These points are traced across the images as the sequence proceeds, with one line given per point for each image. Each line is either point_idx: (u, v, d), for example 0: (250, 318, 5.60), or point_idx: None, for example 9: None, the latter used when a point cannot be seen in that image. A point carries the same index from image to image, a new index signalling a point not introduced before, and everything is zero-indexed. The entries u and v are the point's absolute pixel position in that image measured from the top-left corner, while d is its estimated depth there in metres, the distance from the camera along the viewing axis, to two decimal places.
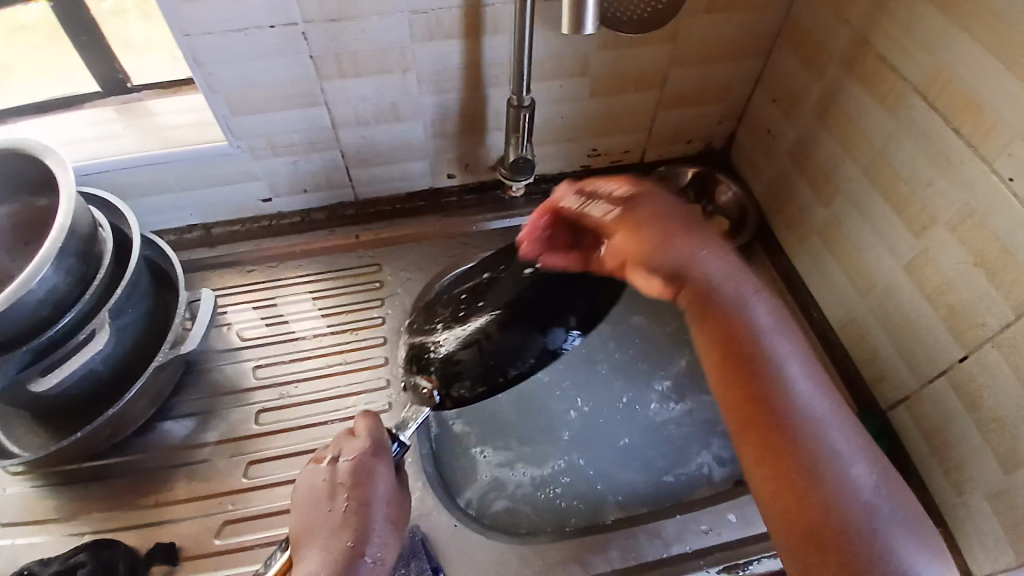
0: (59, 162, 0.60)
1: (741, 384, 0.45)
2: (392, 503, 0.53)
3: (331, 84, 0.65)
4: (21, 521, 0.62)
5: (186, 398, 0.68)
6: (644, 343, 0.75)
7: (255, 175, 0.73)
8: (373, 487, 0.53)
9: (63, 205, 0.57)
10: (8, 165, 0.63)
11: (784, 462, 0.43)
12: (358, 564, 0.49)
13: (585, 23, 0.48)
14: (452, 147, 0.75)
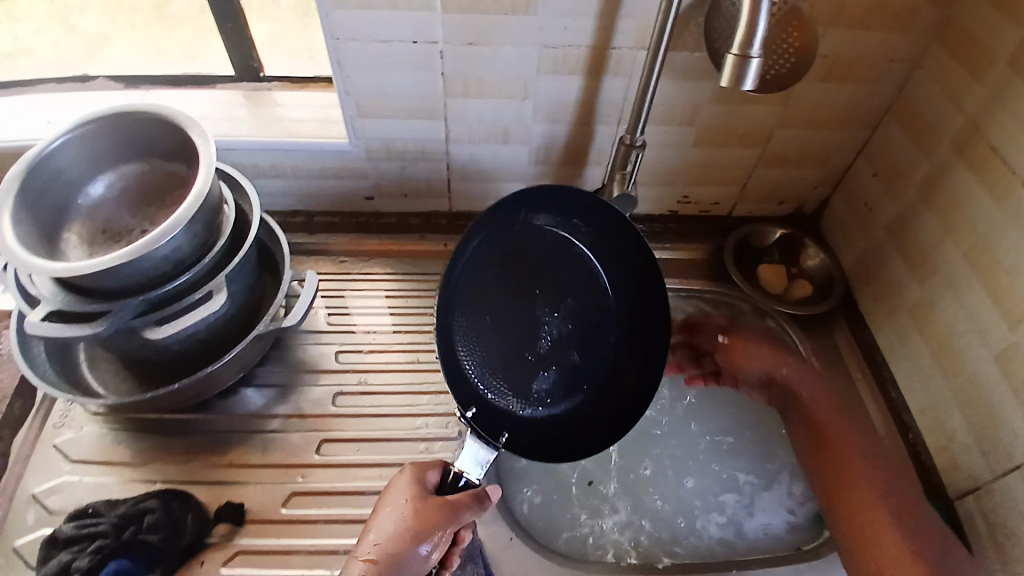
0: (202, 134, 0.65)
1: (892, 486, 0.58)
2: (420, 512, 0.53)
3: (454, 101, 0.70)
4: (97, 460, 0.65)
5: (269, 369, 0.72)
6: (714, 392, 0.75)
7: (363, 174, 0.78)
8: (392, 503, 0.53)
9: (202, 175, 0.62)
10: (146, 128, 0.68)
11: (903, 517, 0.56)
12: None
13: (744, 79, 0.50)
14: (551, 175, 0.78)
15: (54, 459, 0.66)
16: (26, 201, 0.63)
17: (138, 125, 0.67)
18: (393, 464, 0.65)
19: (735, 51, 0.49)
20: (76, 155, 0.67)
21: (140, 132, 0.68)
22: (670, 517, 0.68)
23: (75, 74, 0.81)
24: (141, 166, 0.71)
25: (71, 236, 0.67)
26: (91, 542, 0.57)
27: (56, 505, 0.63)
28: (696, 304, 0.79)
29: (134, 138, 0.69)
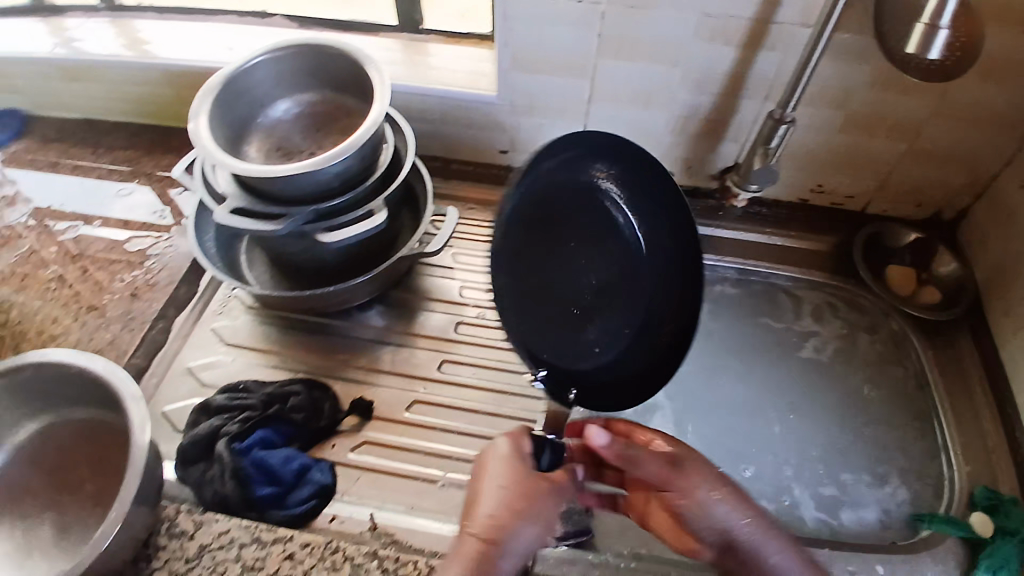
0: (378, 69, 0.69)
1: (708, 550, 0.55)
2: (512, 489, 0.51)
3: (603, 63, 0.73)
4: (249, 346, 0.73)
5: (401, 292, 0.78)
6: (822, 381, 0.75)
7: (502, 127, 0.81)
8: (484, 482, 0.52)
9: (376, 108, 0.66)
10: (328, 61, 0.73)
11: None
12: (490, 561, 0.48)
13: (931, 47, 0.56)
14: (685, 146, 0.80)
15: (212, 340, 0.73)
16: (218, 111, 0.69)
17: (323, 58, 0.73)
18: (506, 393, 0.70)
19: (924, 21, 0.55)
20: (265, 76, 0.73)
21: (322, 64, 0.74)
22: (769, 493, 0.68)
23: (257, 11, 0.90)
24: (316, 97, 0.77)
25: (249, 148, 0.73)
26: (238, 412, 0.63)
27: (207, 378, 0.70)
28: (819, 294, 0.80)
29: (316, 68, 0.75)
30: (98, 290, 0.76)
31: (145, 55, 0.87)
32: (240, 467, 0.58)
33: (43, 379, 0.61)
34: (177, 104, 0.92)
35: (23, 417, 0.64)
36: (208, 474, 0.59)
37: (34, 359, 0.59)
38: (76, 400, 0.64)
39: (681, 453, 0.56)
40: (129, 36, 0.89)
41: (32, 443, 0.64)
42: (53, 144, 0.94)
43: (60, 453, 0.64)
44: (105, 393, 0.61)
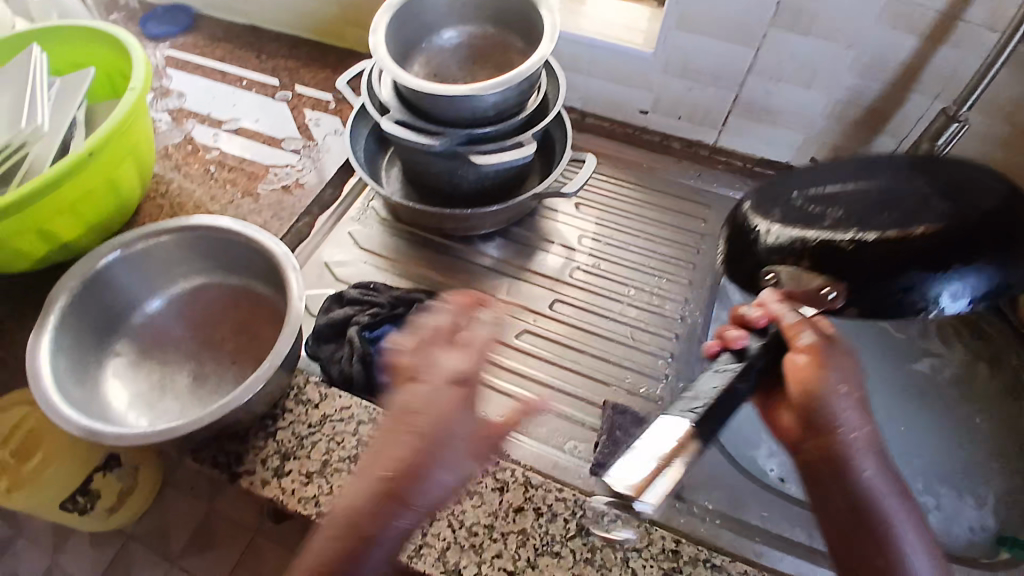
0: (548, 6, 0.70)
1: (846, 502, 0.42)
2: (422, 423, 0.47)
3: (775, 33, 0.71)
4: (378, 254, 0.78)
5: (523, 230, 0.81)
6: (930, 395, 0.74)
7: (649, 87, 0.82)
8: (370, 484, 0.46)
9: (545, 40, 0.67)
10: None
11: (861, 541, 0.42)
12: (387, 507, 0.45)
13: None
14: (836, 133, 0.79)
15: (348, 242, 0.79)
16: (395, 30, 0.72)
17: None
18: (613, 341, 0.71)
19: None
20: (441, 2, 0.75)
21: None
22: None
23: None
24: (476, 29, 0.79)
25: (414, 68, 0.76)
26: (368, 308, 0.68)
27: (342, 275, 0.76)
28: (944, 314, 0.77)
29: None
30: (251, 180, 0.82)
31: None
32: (369, 354, 0.64)
33: (209, 241, 0.68)
34: (338, 22, 0.98)
35: (181, 274, 0.71)
36: (338, 354, 0.65)
37: (207, 220, 0.66)
38: (226, 267, 0.70)
39: (835, 340, 0.48)
40: None
41: (183, 298, 0.71)
42: (222, 44, 1.02)
43: (206, 312, 0.71)
44: (261, 265, 0.68)
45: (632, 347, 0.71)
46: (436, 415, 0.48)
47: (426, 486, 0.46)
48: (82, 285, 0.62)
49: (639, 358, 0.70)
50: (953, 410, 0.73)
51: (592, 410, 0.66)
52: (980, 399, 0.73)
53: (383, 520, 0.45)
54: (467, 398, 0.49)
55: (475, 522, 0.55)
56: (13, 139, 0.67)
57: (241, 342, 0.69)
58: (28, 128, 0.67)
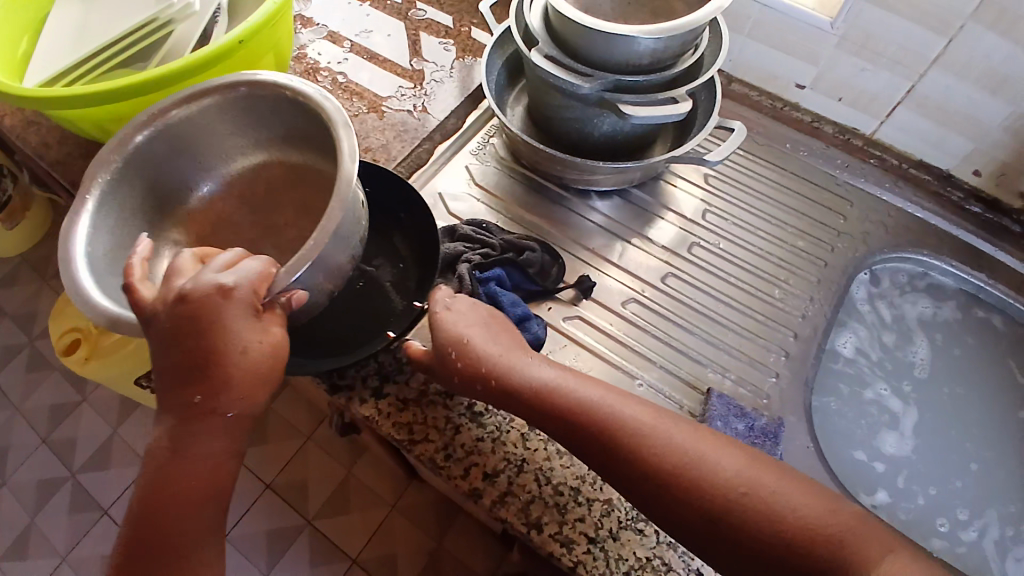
0: None
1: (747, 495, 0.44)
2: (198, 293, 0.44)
3: (974, 26, 0.63)
4: (492, 193, 0.76)
5: (643, 193, 0.76)
6: None
7: (815, 59, 0.74)
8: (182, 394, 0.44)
9: None
10: None
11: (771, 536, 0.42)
12: (170, 391, 0.45)
13: None
14: (1011, 150, 0.69)
15: (463, 176, 0.77)
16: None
17: None
18: (723, 325, 0.67)
19: None
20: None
21: None
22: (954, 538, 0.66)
23: None
24: None
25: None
26: (480, 247, 0.67)
27: (454, 209, 0.74)
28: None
29: None
30: (377, 97, 0.80)
31: None
32: (477, 294, 0.62)
33: (256, 103, 0.59)
34: None
35: (229, 155, 0.63)
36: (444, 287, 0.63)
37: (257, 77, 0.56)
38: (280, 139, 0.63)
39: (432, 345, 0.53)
40: None
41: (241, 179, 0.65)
42: None
43: (265, 193, 0.64)
44: (319, 136, 0.60)
45: (743, 338, 0.67)
46: (207, 306, 0.44)
47: (230, 401, 0.44)
48: (126, 158, 0.55)
49: (750, 349, 0.66)
50: None
51: (690, 394, 0.62)
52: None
53: (205, 440, 0.45)
54: (242, 308, 0.45)
55: (562, 481, 0.54)
56: (162, 13, 0.67)
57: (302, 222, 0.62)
58: (179, 4, 0.67)
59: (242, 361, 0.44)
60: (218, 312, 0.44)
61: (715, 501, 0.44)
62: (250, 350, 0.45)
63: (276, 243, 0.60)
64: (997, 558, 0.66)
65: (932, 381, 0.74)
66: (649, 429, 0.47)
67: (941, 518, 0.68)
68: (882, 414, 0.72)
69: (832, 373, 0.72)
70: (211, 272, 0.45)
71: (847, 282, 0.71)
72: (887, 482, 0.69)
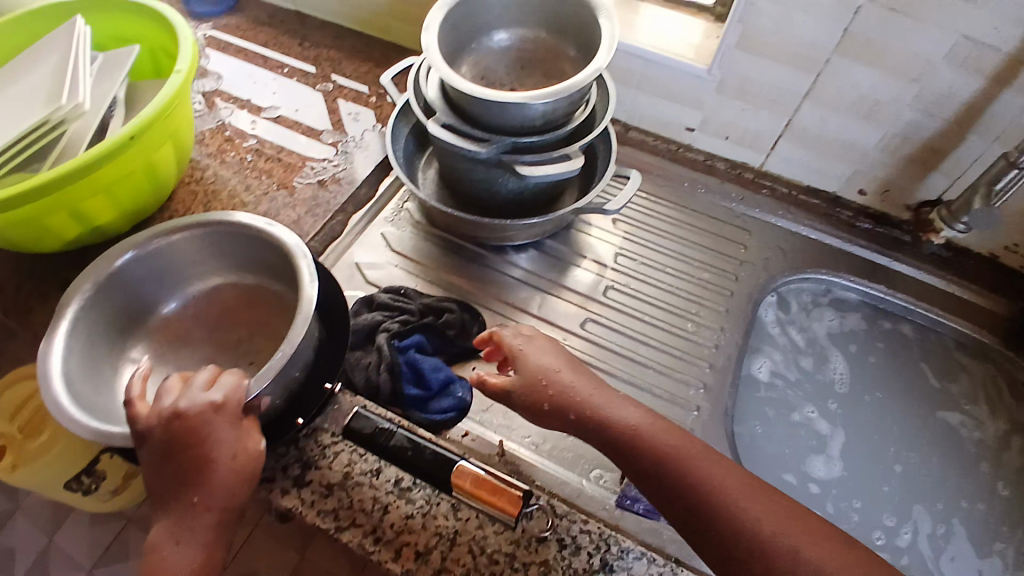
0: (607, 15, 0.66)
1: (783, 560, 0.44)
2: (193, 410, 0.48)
3: (839, 60, 0.68)
4: (410, 257, 0.76)
5: (557, 243, 0.79)
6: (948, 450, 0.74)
7: (700, 104, 0.79)
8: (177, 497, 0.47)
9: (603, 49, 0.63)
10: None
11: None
12: (163, 497, 0.48)
13: None
14: (886, 169, 0.75)
15: (379, 243, 0.77)
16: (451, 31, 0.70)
17: None
18: (645, 365, 0.69)
19: None
20: (500, 2, 0.72)
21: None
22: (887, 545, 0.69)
23: None
24: (530, 33, 0.76)
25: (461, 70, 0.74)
26: (398, 314, 0.67)
27: (372, 277, 0.74)
28: (986, 364, 0.77)
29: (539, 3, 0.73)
30: (288, 174, 0.81)
31: None
32: (397, 364, 0.62)
33: (229, 239, 0.65)
34: (386, 14, 0.96)
35: (190, 278, 0.68)
36: (363, 360, 0.63)
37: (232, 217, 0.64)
38: (239, 265, 0.68)
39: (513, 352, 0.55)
40: None
41: (198, 299, 0.69)
42: (267, 29, 1.01)
43: (220, 313, 0.68)
44: (283, 267, 0.66)
45: (664, 376, 0.69)
46: (198, 420, 0.48)
47: (224, 498, 0.48)
48: (101, 282, 0.60)
49: (671, 385, 0.68)
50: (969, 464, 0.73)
51: None
52: (1003, 460, 0.73)
53: (199, 536, 0.47)
54: (232, 418, 0.49)
55: (497, 548, 0.53)
56: (53, 115, 0.64)
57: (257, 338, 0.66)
58: (69, 106, 0.65)
59: (232, 465, 0.48)
60: (207, 428, 0.48)
61: (764, 547, 0.44)
62: (238, 456, 0.48)
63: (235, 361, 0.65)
64: (931, 557, 0.69)
65: (848, 391, 0.77)
66: (712, 473, 0.47)
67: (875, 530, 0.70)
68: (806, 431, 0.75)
69: (755, 400, 0.76)
70: (197, 392, 0.49)
71: (755, 308, 0.75)
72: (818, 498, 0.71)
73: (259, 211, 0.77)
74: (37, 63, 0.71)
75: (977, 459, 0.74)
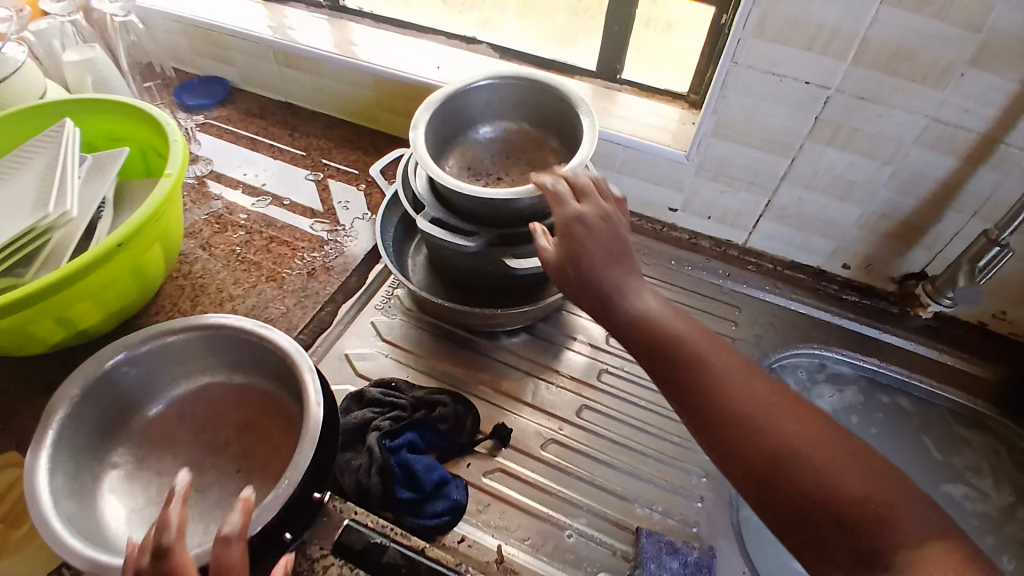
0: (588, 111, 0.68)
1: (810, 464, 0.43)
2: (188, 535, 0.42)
3: (812, 144, 0.70)
4: (401, 346, 0.75)
5: (549, 327, 0.78)
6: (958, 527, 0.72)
7: (681, 186, 0.82)
8: None
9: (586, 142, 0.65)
10: (533, 94, 0.74)
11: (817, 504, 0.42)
12: None
13: None
14: (868, 244, 0.76)
15: (368, 332, 0.76)
16: (439, 130, 0.73)
17: (528, 89, 0.74)
18: (644, 451, 0.67)
19: None
20: (482, 99, 0.75)
21: (528, 96, 0.75)
22: None
23: (465, 36, 0.98)
24: (514, 126, 0.78)
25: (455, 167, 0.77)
26: (389, 409, 0.65)
27: (362, 368, 0.72)
28: (985, 435, 0.76)
29: (522, 99, 0.76)
30: (276, 265, 0.81)
31: (355, 56, 0.95)
32: (387, 463, 0.59)
33: (218, 341, 0.64)
34: (373, 105, 0.99)
35: (179, 375, 0.66)
36: (354, 462, 0.61)
37: (224, 321, 0.63)
38: (228, 364, 0.66)
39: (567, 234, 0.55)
40: (341, 38, 0.98)
41: (185, 396, 0.66)
42: (256, 120, 1.04)
43: (204, 414, 0.65)
44: (271, 365, 0.63)
45: (664, 464, 0.67)
46: None
47: None
48: (85, 391, 0.58)
49: (672, 473, 0.66)
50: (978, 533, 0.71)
51: (621, 534, 0.61)
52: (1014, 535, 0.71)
53: None
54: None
55: None
56: (40, 222, 0.64)
57: (244, 445, 0.63)
58: (56, 213, 0.65)
59: None
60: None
61: (801, 467, 0.43)
62: None
63: (217, 466, 0.62)
64: None
65: None
66: (732, 377, 0.48)
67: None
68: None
69: None
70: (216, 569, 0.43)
71: None
72: None
73: (246, 305, 0.76)
74: (23, 166, 0.71)
75: (986, 526, 0.72)
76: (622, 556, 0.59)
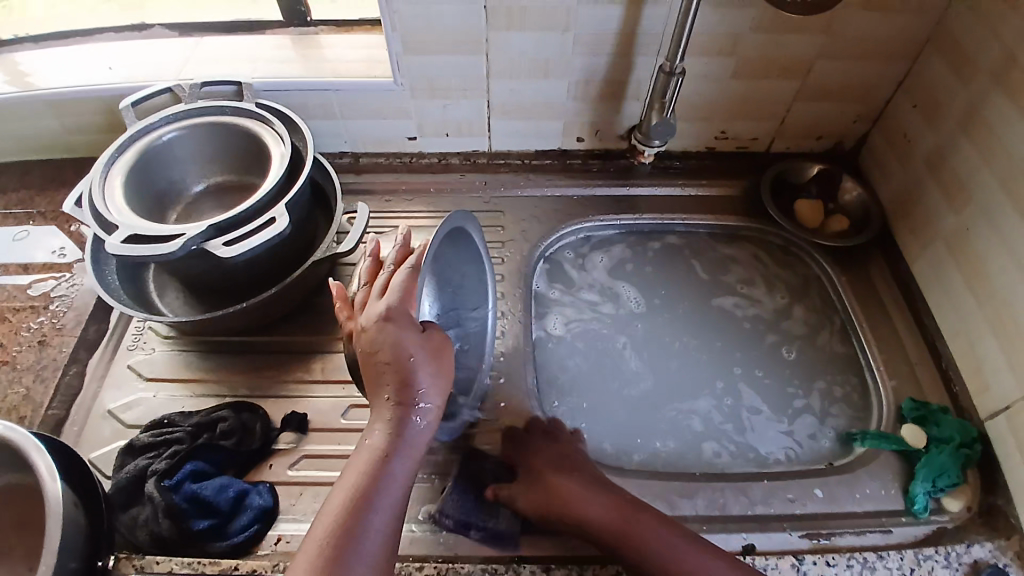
0: (277, 139, 0.68)
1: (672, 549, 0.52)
2: (391, 355, 0.50)
3: (496, 34, 0.70)
4: (169, 378, 0.69)
5: (325, 297, 0.75)
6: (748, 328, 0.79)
7: (407, 114, 0.79)
8: None
9: (272, 175, 0.64)
10: (226, 136, 0.72)
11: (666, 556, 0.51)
12: None
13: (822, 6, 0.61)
14: (589, 111, 0.80)
15: (129, 378, 0.69)
16: (147, 153, 0.68)
17: (221, 134, 0.72)
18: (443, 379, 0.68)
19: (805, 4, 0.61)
20: (178, 154, 0.72)
21: (223, 141, 0.73)
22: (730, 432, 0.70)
23: (133, 24, 0.87)
24: (219, 169, 0.75)
25: (188, 196, 0.75)
26: (168, 448, 0.60)
27: (130, 419, 0.66)
28: (742, 247, 0.84)
29: (219, 146, 0.73)
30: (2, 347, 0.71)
31: (31, 86, 0.80)
32: (173, 503, 0.56)
33: None
34: (70, 137, 0.85)
35: None
36: (141, 517, 0.56)
37: None
38: None
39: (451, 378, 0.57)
40: (10, 71, 0.82)
41: None
42: None
43: None
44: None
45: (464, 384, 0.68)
46: None
47: None
48: None
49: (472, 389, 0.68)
50: (756, 321, 0.78)
51: (431, 462, 0.63)
52: (788, 325, 0.78)
53: None
54: None
55: None
56: None
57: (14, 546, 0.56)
58: None
59: None
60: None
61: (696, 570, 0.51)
62: None
63: None
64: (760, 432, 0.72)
65: (645, 314, 0.78)
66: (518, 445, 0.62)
67: (689, 433, 0.70)
68: (616, 371, 0.74)
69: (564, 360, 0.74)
70: None
71: (527, 279, 0.77)
72: (652, 419, 0.71)
73: None
74: None
75: (762, 315, 0.79)
76: (439, 485, 0.61)
